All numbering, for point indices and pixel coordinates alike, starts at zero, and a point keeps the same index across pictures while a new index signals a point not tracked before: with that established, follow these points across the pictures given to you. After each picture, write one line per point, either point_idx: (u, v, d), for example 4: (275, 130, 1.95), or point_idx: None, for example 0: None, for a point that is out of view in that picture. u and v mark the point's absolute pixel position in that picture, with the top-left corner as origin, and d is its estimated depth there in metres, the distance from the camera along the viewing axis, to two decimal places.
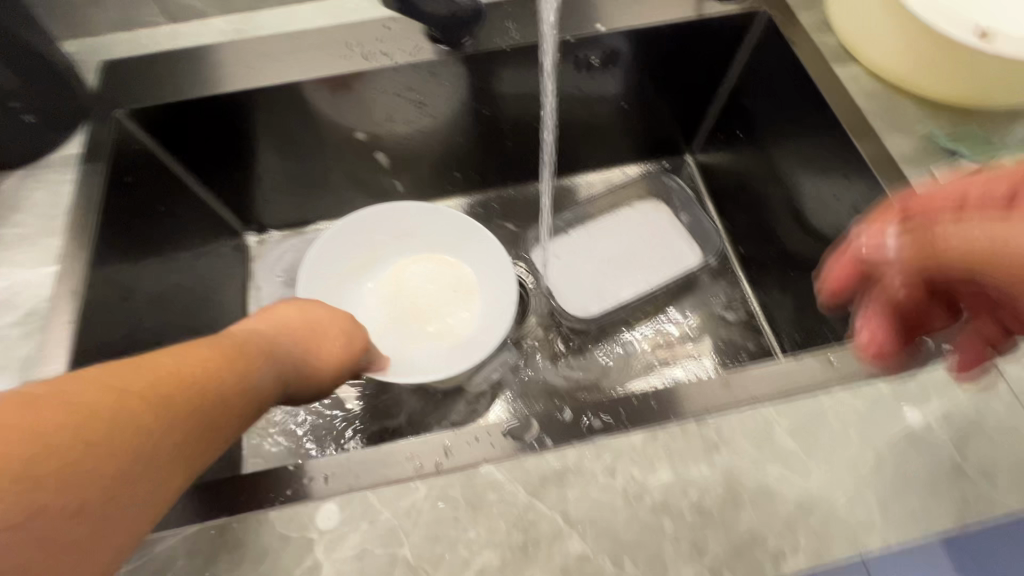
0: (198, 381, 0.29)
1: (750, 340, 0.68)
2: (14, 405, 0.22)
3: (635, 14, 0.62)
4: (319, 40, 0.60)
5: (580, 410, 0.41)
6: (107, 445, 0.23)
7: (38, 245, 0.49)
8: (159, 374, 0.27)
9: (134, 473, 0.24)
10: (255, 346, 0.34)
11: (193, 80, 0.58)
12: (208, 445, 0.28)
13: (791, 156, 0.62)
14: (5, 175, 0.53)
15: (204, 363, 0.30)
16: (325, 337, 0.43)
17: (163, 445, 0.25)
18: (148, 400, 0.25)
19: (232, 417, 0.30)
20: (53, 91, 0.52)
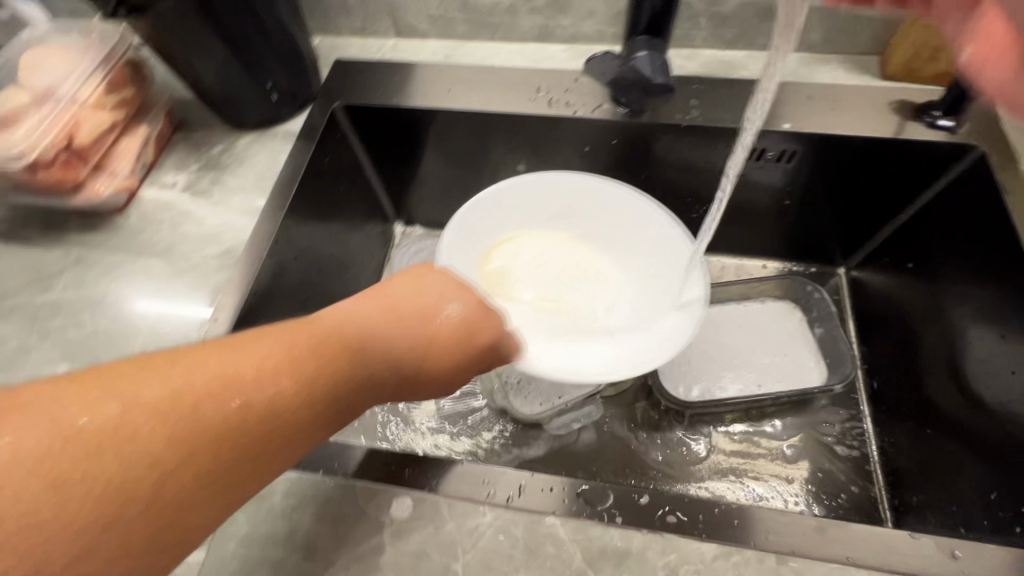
0: (284, 371, 0.29)
1: (855, 483, 0.62)
2: (74, 400, 0.24)
3: (824, 119, 0.61)
4: (513, 78, 0.66)
5: (658, 499, 0.40)
6: (169, 435, 0.24)
7: (249, 196, 0.60)
8: (239, 364, 0.28)
9: (178, 490, 0.24)
10: (356, 334, 0.33)
11: (402, 89, 0.67)
12: (294, 433, 0.29)
13: (966, 306, 0.57)
14: (242, 133, 0.65)
15: (294, 350, 0.30)
16: (459, 315, 0.37)
17: (208, 462, 0.25)
18: (195, 417, 0.25)
19: (296, 431, 0.29)
20: (297, 78, 0.63)
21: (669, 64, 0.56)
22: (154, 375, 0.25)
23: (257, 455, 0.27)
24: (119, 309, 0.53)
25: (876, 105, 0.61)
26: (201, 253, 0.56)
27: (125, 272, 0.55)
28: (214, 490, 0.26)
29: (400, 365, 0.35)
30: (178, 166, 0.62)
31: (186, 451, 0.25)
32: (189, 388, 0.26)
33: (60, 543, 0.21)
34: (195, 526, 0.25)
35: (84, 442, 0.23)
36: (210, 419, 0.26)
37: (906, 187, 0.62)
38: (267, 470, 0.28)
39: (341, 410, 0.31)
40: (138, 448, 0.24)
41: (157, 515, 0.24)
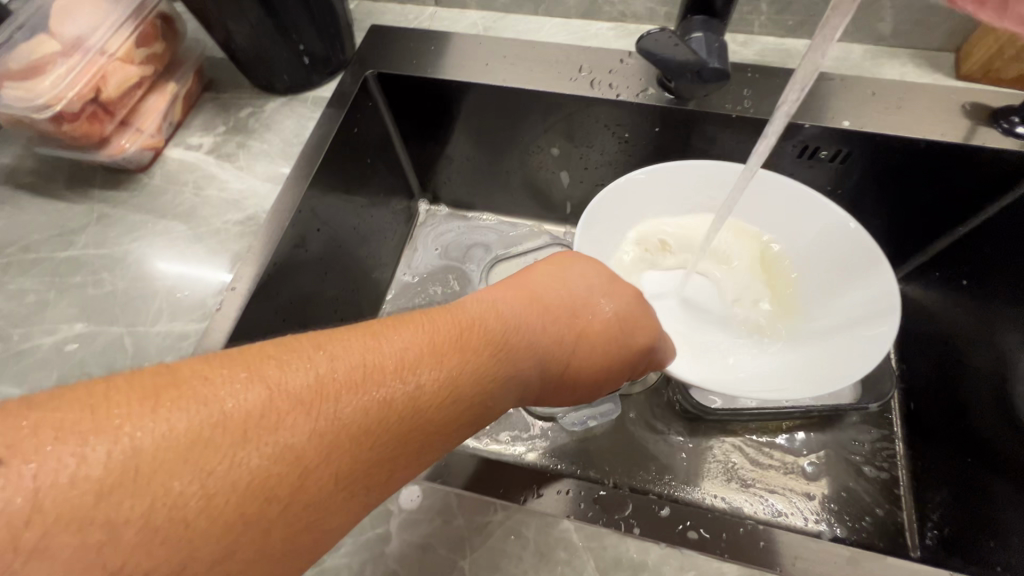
0: (426, 365, 0.29)
1: (882, 507, 0.59)
2: (238, 371, 0.25)
3: (887, 119, 0.56)
4: (555, 55, 0.63)
5: (679, 513, 0.38)
6: (317, 425, 0.25)
7: (274, 162, 0.58)
8: (387, 357, 0.28)
9: (339, 461, 0.25)
10: (496, 330, 0.33)
11: (437, 60, 0.64)
12: (434, 432, 0.29)
13: (1020, 328, 0.53)
14: (271, 97, 0.63)
15: (438, 345, 0.31)
16: (599, 316, 0.38)
17: (366, 437, 0.26)
18: (348, 391, 0.26)
19: (446, 414, 0.29)
20: (331, 42, 0.61)
21: (726, 49, 0.52)
22: (303, 362, 0.27)
23: (399, 454, 0.28)
24: (138, 271, 0.52)
25: (947, 108, 0.56)
26: (223, 219, 0.54)
27: (146, 232, 0.54)
28: (359, 485, 0.26)
29: (540, 362, 0.35)
30: (205, 127, 0.60)
31: (346, 422, 0.26)
32: (335, 379, 0.26)
33: (219, 518, 0.22)
34: (341, 517, 0.26)
35: (248, 408, 0.24)
36: (353, 412, 0.26)
37: (968, 200, 0.58)
38: (409, 469, 0.28)
39: (482, 409, 0.32)
40: (286, 436, 0.24)
41: (306, 505, 0.24)
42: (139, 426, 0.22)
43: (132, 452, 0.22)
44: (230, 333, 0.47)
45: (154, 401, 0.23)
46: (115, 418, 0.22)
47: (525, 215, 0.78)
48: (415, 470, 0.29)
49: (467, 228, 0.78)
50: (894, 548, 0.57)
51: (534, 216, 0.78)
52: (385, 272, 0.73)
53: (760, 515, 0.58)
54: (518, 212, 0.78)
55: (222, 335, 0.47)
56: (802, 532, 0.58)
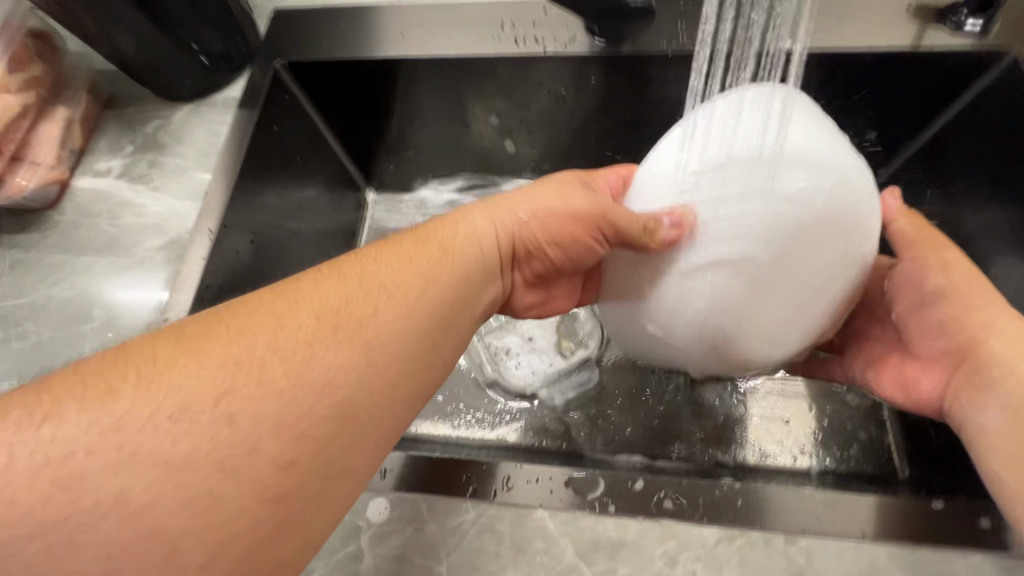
0: (417, 286, 0.35)
1: (868, 434, 0.58)
2: (206, 346, 0.29)
3: (836, 33, 0.52)
4: (474, 15, 0.58)
5: (653, 484, 0.37)
6: (328, 360, 0.30)
7: (190, 177, 0.54)
8: (379, 282, 0.34)
9: (365, 380, 0.31)
10: (476, 250, 0.40)
11: (350, 38, 0.59)
12: (440, 335, 0.35)
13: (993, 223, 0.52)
14: (178, 106, 0.58)
15: (423, 265, 0.36)
16: (552, 212, 0.42)
17: (377, 356, 0.32)
18: (340, 329, 0.31)
19: (436, 321, 0.35)
20: (229, 36, 0.56)
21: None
22: (316, 296, 0.33)
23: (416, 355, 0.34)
24: (63, 316, 0.48)
25: (894, 11, 0.52)
26: (145, 246, 0.51)
27: (65, 273, 0.50)
28: (392, 383, 0.32)
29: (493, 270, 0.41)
30: (111, 150, 0.56)
31: (353, 346, 0.31)
32: (345, 306, 0.33)
33: (277, 453, 0.27)
34: (385, 410, 0.32)
35: (250, 363, 0.29)
36: (365, 325, 0.32)
37: (921, 113, 0.55)
38: (429, 370, 0.34)
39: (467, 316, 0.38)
40: (318, 351, 0.30)
41: (351, 406, 0.30)
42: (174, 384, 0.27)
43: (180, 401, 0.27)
44: None
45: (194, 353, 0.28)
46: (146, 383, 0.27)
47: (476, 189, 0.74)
48: (435, 371, 0.35)
49: (417, 212, 0.74)
50: (884, 471, 0.56)
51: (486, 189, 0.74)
52: None
53: (748, 460, 0.57)
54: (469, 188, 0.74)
55: None
56: (791, 470, 0.57)
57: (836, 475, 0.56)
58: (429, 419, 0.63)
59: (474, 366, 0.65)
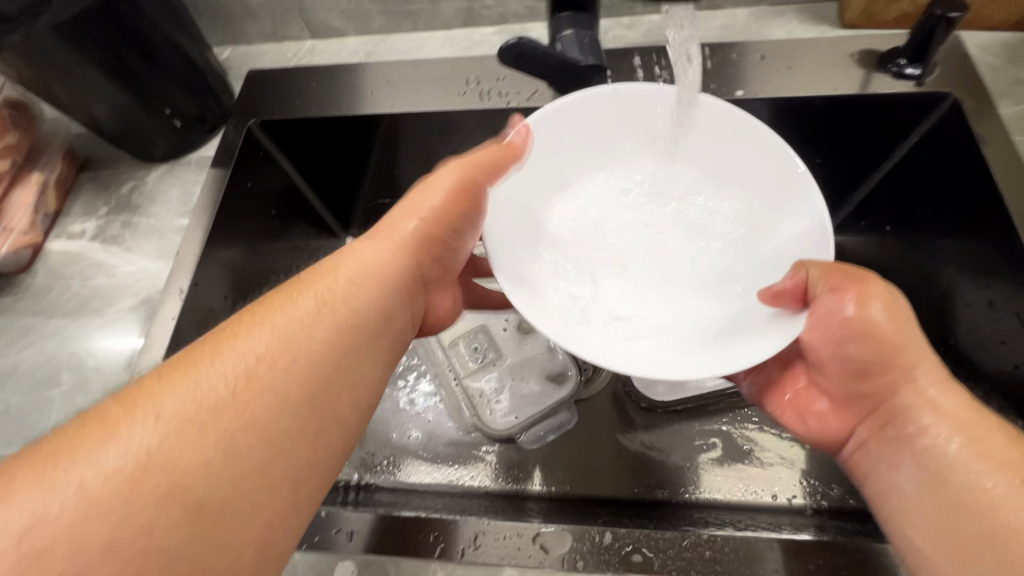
0: (275, 355, 0.30)
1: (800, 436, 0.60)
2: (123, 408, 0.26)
3: (785, 81, 0.54)
4: (438, 70, 0.60)
5: (621, 537, 0.37)
6: (206, 452, 0.26)
7: (164, 239, 0.55)
8: (259, 348, 0.30)
9: (231, 481, 0.26)
10: (381, 263, 0.36)
11: (320, 97, 0.61)
12: (324, 399, 0.30)
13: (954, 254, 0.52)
14: (153, 166, 0.59)
15: (306, 332, 0.31)
16: (398, 279, 0.36)
17: (237, 452, 0.27)
18: (231, 417, 0.27)
19: (335, 407, 0.31)
20: (201, 99, 0.57)
21: (601, 43, 0.47)
22: (190, 387, 0.27)
23: (305, 433, 0.29)
24: (31, 381, 0.48)
25: (839, 60, 0.54)
26: (115, 308, 0.52)
27: (36, 338, 0.50)
28: (269, 476, 0.27)
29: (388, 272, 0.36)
30: (86, 211, 0.57)
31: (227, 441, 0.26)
32: (256, 386, 0.28)
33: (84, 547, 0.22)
34: (246, 505, 0.26)
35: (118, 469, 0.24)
36: (251, 424, 0.27)
37: (872, 152, 0.57)
38: (338, 404, 0.31)
39: (370, 366, 0.33)
40: (202, 432, 0.26)
41: (218, 511, 0.25)
42: (128, 436, 0.25)
43: (88, 492, 0.23)
44: None
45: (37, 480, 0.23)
46: (40, 475, 0.23)
47: None
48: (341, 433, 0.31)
49: None
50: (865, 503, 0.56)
51: None
52: None
53: (733, 498, 0.57)
54: None
55: None
56: (774, 507, 0.56)
57: (820, 510, 0.56)
58: (408, 468, 0.62)
59: (454, 412, 0.64)
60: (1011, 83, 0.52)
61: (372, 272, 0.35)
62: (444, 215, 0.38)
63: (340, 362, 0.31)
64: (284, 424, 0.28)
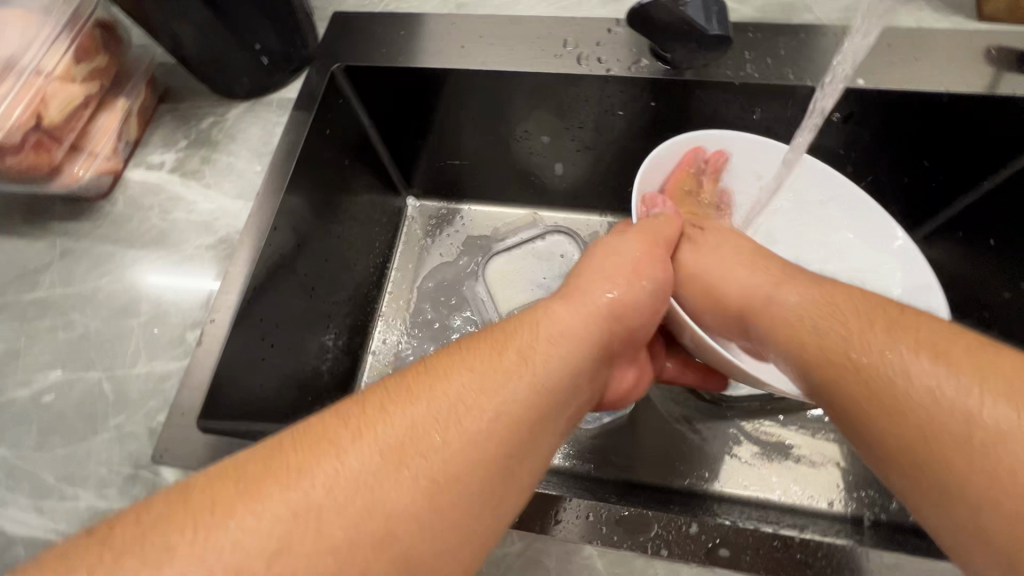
0: (480, 402, 0.31)
1: None
2: (341, 434, 0.28)
3: (909, 73, 0.51)
4: (534, 29, 0.57)
5: (708, 529, 0.36)
6: (403, 488, 0.27)
7: (242, 179, 0.54)
8: (463, 393, 0.31)
9: (425, 518, 0.27)
10: (571, 327, 0.37)
11: (407, 47, 0.58)
12: (513, 458, 0.30)
13: None
14: (233, 103, 0.58)
15: (513, 385, 0.32)
16: (584, 338, 0.38)
17: (437, 489, 0.27)
18: (435, 455, 0.28)
19: (519, 460, 0.31)
20: (289, 37, 0.55)
21: (728, 12, 0.43)
22: (390, 421, 0.29)
23: (490, 478, 0.29)
24: (110, 308, 0.48)
25: (970, 54, 0.50)
26: (193, 244, 0.51)
27: (114, 265, 0.50)
28: (458, 520, 0.28)
29: (578, 337, 0.37)
30: (165, 143, 0.56)
31: (433, 476, 0.28)
32: (456, 435, 0.29)
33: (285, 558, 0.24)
34: (444, 546, 0.27)
35: (323, 498, 0.26)
36: (450, 465, 0.28)
37: (987, 159, 0.53)
38: (523, 467, 0.31)
39: (549, 433, 0.33)
40: (402, 463, 0.27)
41: (413, 547, 0.26)
42: (331, 464, 0.27)
43: (315, 501, 0.25)
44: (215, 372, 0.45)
45: (284, 478, 0.26)
46: (282, 482, 0.26)
47: (519, 203, 0.74)
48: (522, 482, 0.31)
49: (459, 222, 0.75)
50: None
51: (529, 203, 0.73)
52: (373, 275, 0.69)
53: (789, 500, 0.56)
54: (513, 202, 0.74)
55: (206, 375, 0.44)
56: (830, 514, 0.55)
57: (878, 522, 0.54)
58: None
59: None
60: None
61: (572, 329, 0.37)
62: (630, 291, 0.42)
63: (529, 417, 0.32)
64: (473, 473, 0.29)
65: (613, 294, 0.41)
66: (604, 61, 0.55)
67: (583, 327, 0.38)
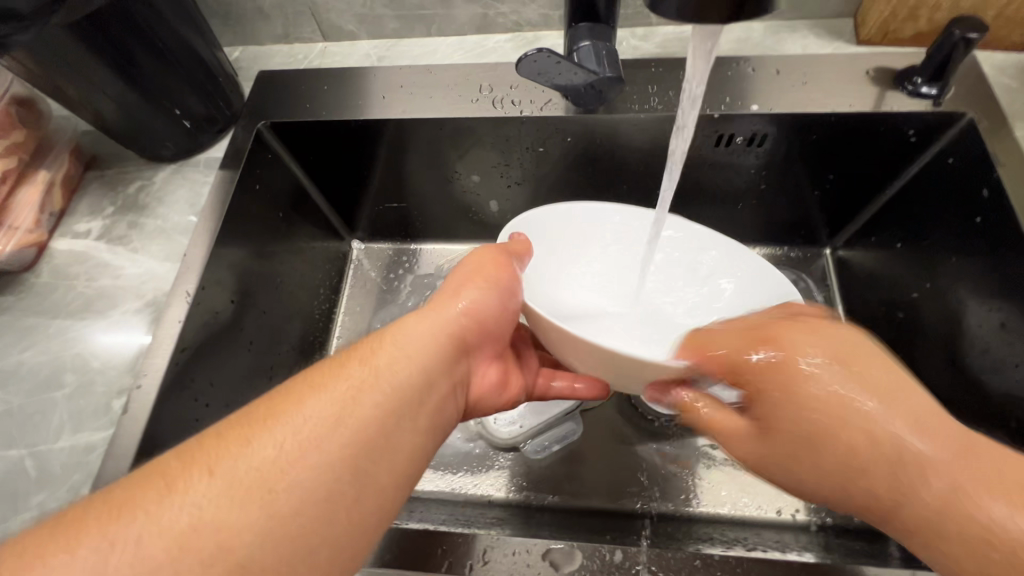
0: (335, 424, 0.29)
1: None
2: (168, 472, 0.26)
3: (799, 97, 0.54)
4: (452, 77, 0.60)
5: (632, 555, 0.36)
6: (248, 517, 0.25)
7: (170, 241, 0.55)
8: (313, 410, 0.29)
9: (271, 542, 0.25)
10: (433, 338, 0.36)
11: (331, 100, 0.60)
12: (372, 465, 0.29)
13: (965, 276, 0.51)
14: (161, 166, 0.59)
15: (373, 393, 0.31)
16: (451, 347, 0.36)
17: (283, 513, 0.26)
18: (292, 479, 0.27)
19: (384, 468, 0.30)
20: (212, 99, 0.56)
21: (619, 54, 0.46)
22: (234, 453, 0.27)
23: (347, 497, 0.28)
24: (34, 382, 0.48)
25: (852, 76, 0.54)
26: (120, 309, 0.51)
27: (38, 338, 0.50)
28: (310, 542, 0.26)
29: (441, 342, 0.36)
30: (91, 211, 0.56)
31: (282, 505, 0.26)
32: (316, 453, 0.28)
33: None
34: (281, 572, 0.25)
35: (143, 540, 0.24)
36: (303, 487, 0.27)
37: (884, 169, 0.57)
38: (380, 475, 0.30)
39: (409, 435, 0.32)
40: (246, 496, 0.26)
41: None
42: (156, 510, 0.25)
43: (143, 553, 0.23)
44: (141, 439, 0.44)
45: (100, 525, 0.24)
46: (100, 530, 0.24)
47: (460, 239, 0.75)
48: (386, 483, 0.30)
49: (403, 262, 0.76)
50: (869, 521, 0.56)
51: (470, 238, 0.75)
52: (319, 322, 0.69)
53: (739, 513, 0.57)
54: (454, 239, 0.75)
55: (132, 442, 0.44)
56: (779, 523, 0.56)
57: (825, 526, 0.56)
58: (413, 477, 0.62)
59: None
60: None
61: (434, 339, 0.36)
62: (500, 294, 0.40)
63: (395, 433, 0.31)
64: (325, 488, 0.27)
65: (485, 300, 0.39)
66: (519, 102, 0.57)
67: (439, 336, 0.36)
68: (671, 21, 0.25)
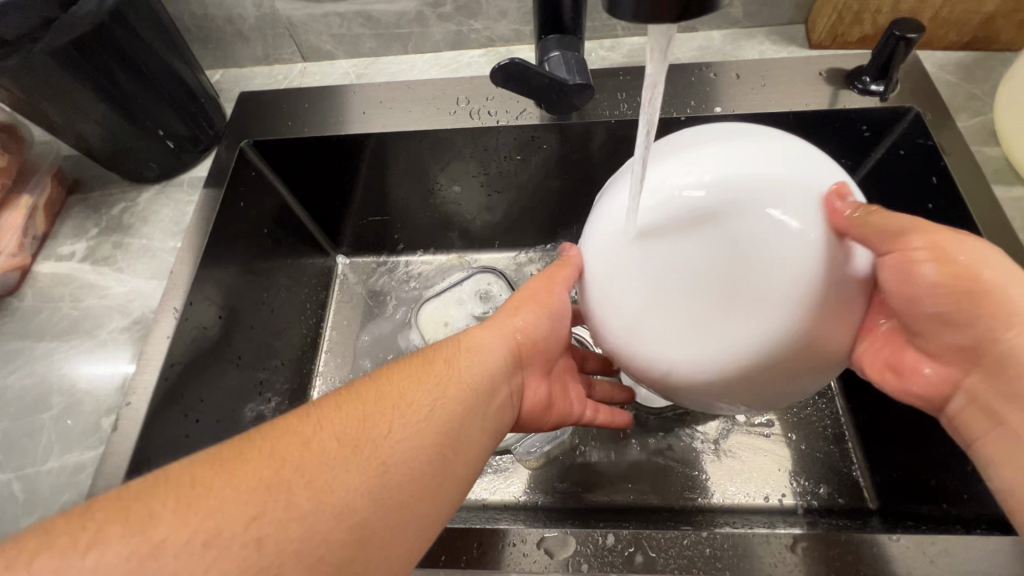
0: (423, 419, 0.32)
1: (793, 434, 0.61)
2: (276, 448, 0.29)
3: (760, 98, 0.57)
4: (429, 91, 0.62)
5: (625, 539, 0.37)
6: (351, 488, 0.28)
7: (156, 259, 0.55)
8: (402, 404, 0.32)
9: (372, 513, 0.28)
10: (496, 348, 0.39)
11: (312, 117, 0.62)
12: (452, 458, 0.32)
13: None
14: (144, 187, 0.60)
15: (453, 395, 0.35)
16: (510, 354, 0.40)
17: (379, 488, 0.29)
18: (383, 459, 0.30)
19: (460, 461, 0.33)
20: (194, 120, 0.58)
21: (587, 62, 0.49)
22: (333, 429, 0.30)
23: (431, 482, 0.31)
24: (21, 405, 0.47)
25: (807, 77, 0.58)
26: (107, 328, 0.51)
27: (24, 361, 0.50)
28: (404, 515, 0.29)
29: (500, 350, 0.39)
30: (75, 234, 0.56)
31: (380, 479, 0.29)
32: (408, 444, 0.31)
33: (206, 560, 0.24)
34: (380, 541, 0.28)
35: (256, 500, 0.26)
36: (392, 467, 0.30)
37: (843, 163, 0.60)
38: (458, 468, 0.33)
39: (477, 438, 0.35)
40: (350, 475, 0.28)
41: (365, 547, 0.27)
42: (263, 480, 0.27)
43: (242, 515, 0.26)
44: (132, 455, 0.44)
45: (206, 491, 0.26)
46: (200, 498, 0.26)
47: (444, 248, 0.77)
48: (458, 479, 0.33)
49: (389, 274, 0.77)
50: (854, 501, 0.57)
51: (454, 247, 0.76)
52: (307, 336, 0.70)
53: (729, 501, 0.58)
54: (439, 249, 0.77)
55: (122, 459, 0.44)
56: (767, 508, 0.57)
57: (812, 509, 0.57)
58: None
59: None
60: (966, 97, 0.56)
61: (496, 347, 0.40)
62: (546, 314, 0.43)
63: (470, 425, 0.34)
64: (415, 470, 0.31)
65: (540, 313, 0.43)
66: (495, 113, 0.59)
67: (496, 347, 0.40)
68: (628, 24, 0.27)
